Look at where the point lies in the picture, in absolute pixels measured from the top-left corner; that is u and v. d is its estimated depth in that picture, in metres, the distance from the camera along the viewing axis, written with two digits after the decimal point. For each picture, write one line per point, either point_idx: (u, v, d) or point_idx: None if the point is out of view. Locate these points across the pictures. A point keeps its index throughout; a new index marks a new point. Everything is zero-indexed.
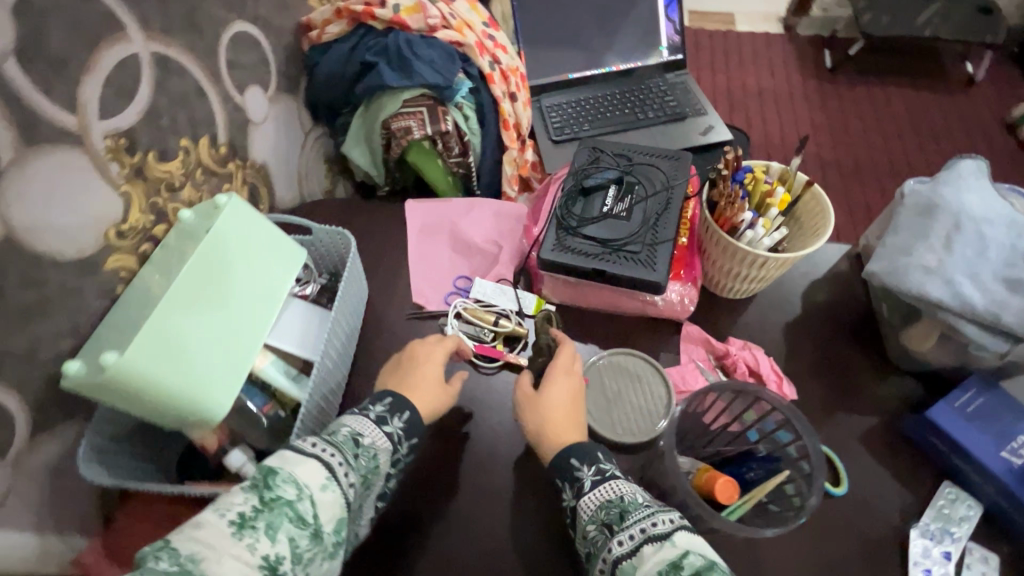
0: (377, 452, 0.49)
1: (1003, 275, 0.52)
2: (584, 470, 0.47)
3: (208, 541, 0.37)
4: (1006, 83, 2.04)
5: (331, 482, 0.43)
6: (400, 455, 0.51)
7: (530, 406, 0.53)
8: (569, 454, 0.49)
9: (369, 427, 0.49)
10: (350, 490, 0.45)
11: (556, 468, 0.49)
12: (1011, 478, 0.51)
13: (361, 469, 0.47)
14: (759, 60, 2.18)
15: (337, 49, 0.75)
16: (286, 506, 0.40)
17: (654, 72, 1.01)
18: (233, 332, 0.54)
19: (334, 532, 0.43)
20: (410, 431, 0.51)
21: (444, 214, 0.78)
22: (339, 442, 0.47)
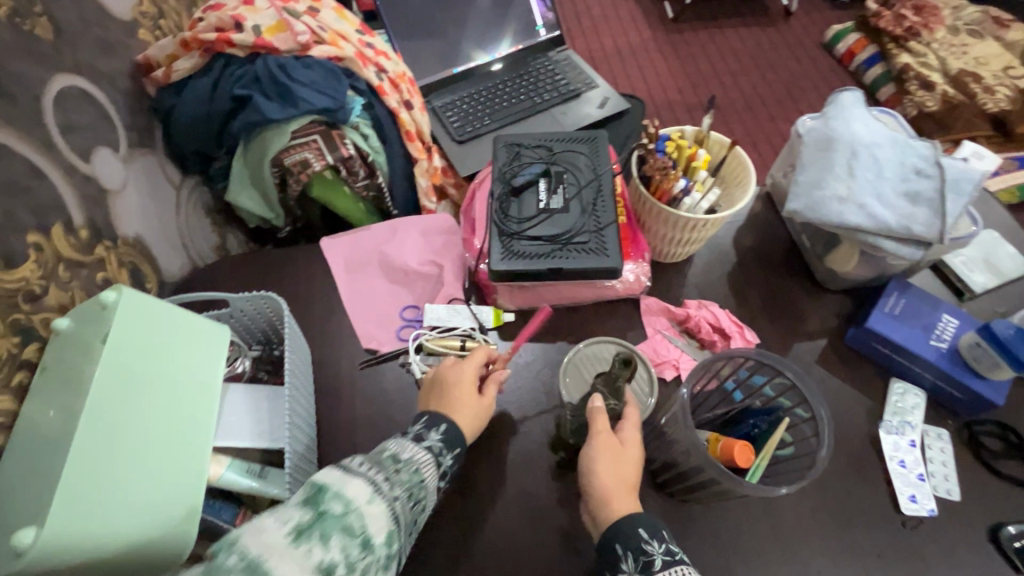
0: (421, 469, 0.46)
1: (902, 190, 0.58)
2: (652, 546, 0.44)
3: (269, 546, 0.35)
4: (814, 9, 2.32)
5: (377, 495, 0.41)
6: (447, 465, 0.50)
7: (613, 454, 0.49)
8: (636, 522, 0.45)
9: (409, 446, 0.48)
10: (399, 504, 0.43)
11: (619, 532, 0.45)
12: (944, 363, 0.58)
13: (409, 482, 0.45)
14: (610, 20, 2.28)
15: (196, 86, 0.65)
16: (337, 518, 0.38)
17: (536, 53, 1.00)
18: (177, 443, 0.46)
19: (386, 547, 0.40)
20: (450, 441, 0.50)
21: (369, 244, 0.72)
22: (382, 460, 0.45)
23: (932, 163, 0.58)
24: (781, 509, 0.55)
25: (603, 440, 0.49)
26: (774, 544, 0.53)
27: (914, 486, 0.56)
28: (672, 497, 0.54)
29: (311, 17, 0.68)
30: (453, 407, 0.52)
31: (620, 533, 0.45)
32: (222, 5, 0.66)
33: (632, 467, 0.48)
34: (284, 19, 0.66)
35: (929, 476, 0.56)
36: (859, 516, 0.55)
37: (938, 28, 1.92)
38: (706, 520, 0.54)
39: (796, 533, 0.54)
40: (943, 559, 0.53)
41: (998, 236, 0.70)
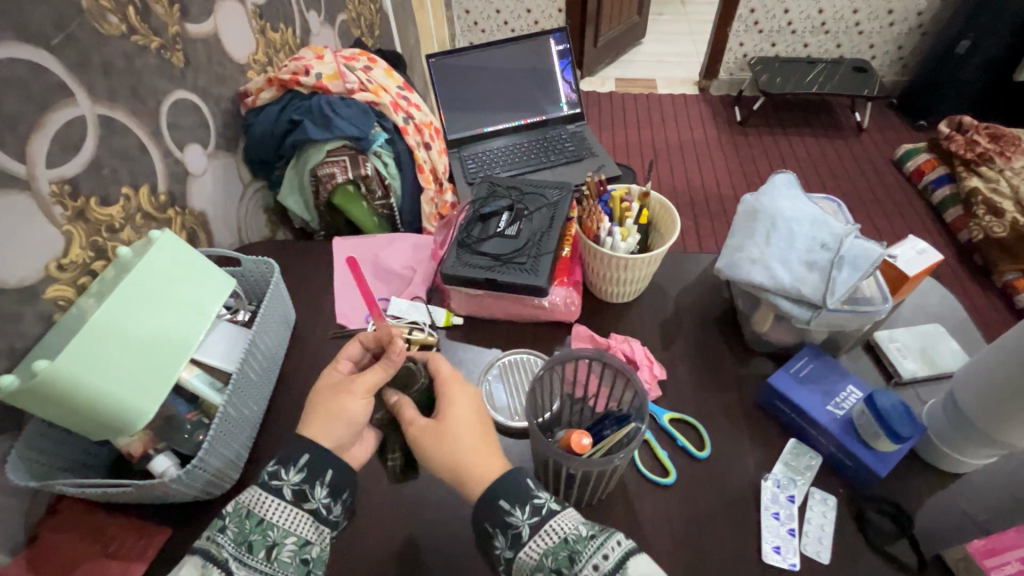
0: (258, 508, 0.50)
1: (806, 260, 0.63)
2: (518, 515, 0.48)
3: None
4: (889, 128, 2.34)
5: (207, 567, 0.47)
6: (291, 481, 0.51)
7: (436, 432, 0.53)
8: (500, 496, 0.49)
9: (252, 490, 0.51)
10: (234, 562, 0.48)
11: (484, 514, 0.49)
12: (834, 426, 0.60)
13: (244, 533, 0.49)
14: (678, 117, 2.47)
15: (268, 110, 0.87)
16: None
17: (556, 124, 1.18)
18: (166, 352, 0.61)
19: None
20: (312, 473, 0.52)
21: (368, 247, 0.87)
22: (221, 523, 0.50)
23: (839, 239, 0.64)
24: (642, 527, 0.58)
25: (423, 426, 0.54)
26: None
27: (781, 538, 0.57)
28: None
29: (363, 73, 0.90)
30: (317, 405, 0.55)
31: (486, 514, 0.49)
32: (301, 56, 0.90)
33: (471, 429, 0.53)
34: (340, 71, 0.87)
35: (800, 534, 0.57)
36: (720, 554, 0.56)
37: (1017, 157, 1.87)
38: None
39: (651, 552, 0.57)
40: None
41: (942, 330, 0.71)
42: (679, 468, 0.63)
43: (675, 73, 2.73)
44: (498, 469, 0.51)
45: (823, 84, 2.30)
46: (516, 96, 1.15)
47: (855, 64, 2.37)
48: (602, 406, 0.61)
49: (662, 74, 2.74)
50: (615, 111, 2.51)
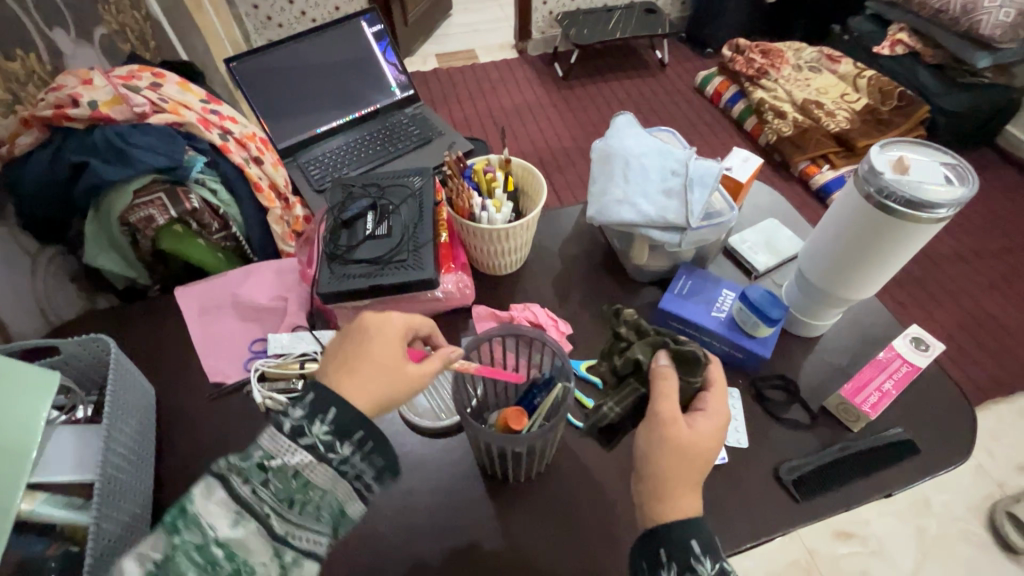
0: (305, 469, 0.44)
1: (663, 189, 0.68)
2: (706, 567, 0.45)
3: None
4: (685, 59, 2.63)
5: (243, 517, 0.42)
6: (319, 434, 0.44)
7: (675, 447, 0.48)
8: (692, 535, 0.46)
9: (286, 444, 0.43)
10: (275, 518, 0.42)
11: (672, 540, 0.46)
12: (722, 328, 0.67)
13: (288, 489, 0.43)
14: (506, 82, 2.52)
15: (37, 158, 0.70)
16: (193, 550, 0.40)
17: (392, 110, 1.11)
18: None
19: (272, 559, 0.41)
20: (341, 429, 0.45)
21: (220, 289, 0.76)
22: (241, 460, 0.43)
23: (684, 164, 0.70)
24: (591, 474, 0.61)
25: (672, 428, 0.49)
26: (584, 504, 0.59)
27: None
28: (503, 478, 0.60)
29: (152, 91, 0.76)
30: (359, 365, 0.48)
31: (668, 542, 0.46)
32: (61, 84, 0.72)
33: (703, 458, 0.49)
34: (120, 93, 0.72)
35: None
36: None
37: (784, 67, 2.22)
38: (521, 498, 0.59)
39: (606, 493, 0.59)
40: (735, 499, 0.59)
41: (777, 222, 0.82)
42: None
43: (493, 39, 2.77)
44: (692, 510, 0.48)
45: (624, 28, 2.49)
46: (343, 85, 1.07)
47: (646, 7, 2.60)
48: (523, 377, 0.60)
49: (480, 43, 2.75)
50: (445, 87, 2.48)
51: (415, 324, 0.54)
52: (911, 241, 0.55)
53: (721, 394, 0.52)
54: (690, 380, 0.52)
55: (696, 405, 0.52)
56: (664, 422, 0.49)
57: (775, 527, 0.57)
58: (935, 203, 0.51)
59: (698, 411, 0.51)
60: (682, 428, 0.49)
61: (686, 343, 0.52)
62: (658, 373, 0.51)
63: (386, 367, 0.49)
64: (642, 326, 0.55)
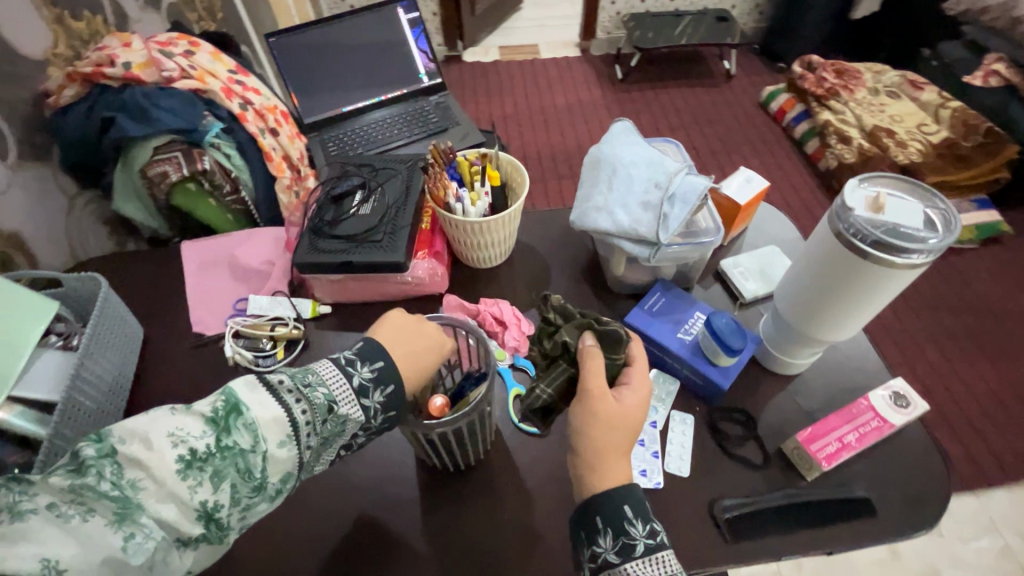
0: (350, 421, 0.49)
1: (645, 200, 0.66)
2: (637, 531, 0.48)
3: (156, 475, 0.39)
4: (754, 72, 2.51)
5: (290, 442, 0.45)
6: (375, 402, 0.50)
7: (604, 420, 0.53)
8: (625, 501, 0.49)
9: (347, 394, 0.49)
10: (309, 453, 0.46)
11: (605, 508, 0.49)
12: (685, 351, 0.65)
13: (328, 433, 0.48)
14: (563, 79, 2.50)
15: (76, 110, 0.77)
16: (238, 456, 0.42)
17: (418, 97, 1.14)
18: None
19: (281, 485, 0.45)
20: (391, 404, 0.51)
21: (221, 248, 0.82)
22: (306, 389, 0.47)
23: (672, 177, 0.67)
24: (521, 476, 0.61)
25: (601, 403, 0.53)
26: (507, 503, 0.59)
27: (647, 462, 0.61)
28: (434, 466, 0.61)
29: (184, 58, 0.82)
30: (417, 349, 0.53)
31: (601, 509, 0.49)
32: (106, 46, 0.80)
33: (632, 430, 0.53)
34: (152, 57, 0.79)
35: (664, 454, 0.61)
36: None
37: (858, 90, 2.07)
38: (447, 486, 0.60)
39: (530, 497, 0.59)
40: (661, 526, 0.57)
41: (778, 251, 0.78)
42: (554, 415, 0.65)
43: (557, 36, 2.76)
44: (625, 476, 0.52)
45: (691, 35, 2.40)
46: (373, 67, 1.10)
47: (718, 15, 2.50)
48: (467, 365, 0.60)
49: (544, 38, 2.75)
50: (501, 79, 2.49)
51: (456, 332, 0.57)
52: (886, 287, 0.52)
53: (642, 365, 0.58)
54: (614, 356, 0.56)
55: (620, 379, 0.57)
56: (592, 398, 0.53)
57: (696, 564, 0.54)
58: (903, 247, 0.48)
59: (623, 385, 0.56)
60: (613, 404, 0.53)
61: (611, 324, 0.56)
62: (586, 353, 0.55)
63: (417, 365, 0.53)
64: (568, 310, 0.58)
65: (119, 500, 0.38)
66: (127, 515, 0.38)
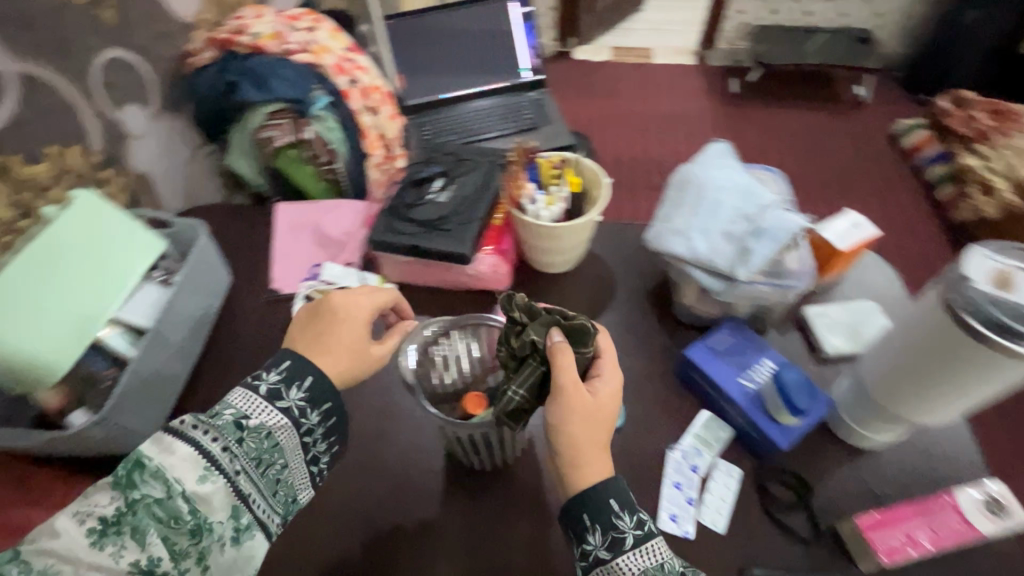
0: (275, 432, 0.52)
1: (729, 231, 0.62)
2: (624, 523, 0.48)
3: (70, 555, 0.42)
4: (892, 103, 2.26)
5: (211, 474, 0.47)
6: (294, 400, 0.53)
7: (581, 418, 0.51)
8: (609, 494, 0.49)
9: (260, 407, 0.52)
10: (245, 475, 0.49)
11: (591, 505, 0.49)
12: (744, 401, 0.60)
13: (258, 449, 0.50)
14: (672, 87, 2.40)
15: (208, 71, 0.86)
16: (154, 506, 0.45)
17: (519, 91, 1.14)
18: (43, 348, 0.58)
19: (229, 520, 0.48)
20: (313, 399, 0.54)
21: (311, 212, 0.87)
22: (210, 419, 0.50)
23: (761, 210, 0.62)
24: (543, 489, 0.60)
25: (573, 404, 0.51)
26: (523, 512, 0.59)
27: (680, 507, 0.57)
28: (461, 462, 0.62)
29: (305, 33, 0.88)
30: (324, 340, 0.56)
31: (588, 505, 0.49)
32: (241, 16, 0.87)
33: (603, 424, 0.52)
34: (279, 31, 0.85)
35: (699, 503, 0.58)
36: None
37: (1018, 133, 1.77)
38: (469, 482, 0.61)
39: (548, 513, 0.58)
40: None
41: (876, 307, 0.70)
42: None
43: (674, 41, 2.65)
44: (604, 470, 0.51)
45: (823, 54, 2.21)
46: (479, 58, 1.13)
47: (860, 34, 2.27)
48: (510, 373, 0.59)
49: (661, 42, 2.65)
50: (607, 80, 2.44)
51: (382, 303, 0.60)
52: (993, 373, 0.46)
53: (609, 357, 0.55)
54: (582, 350, 0.53)
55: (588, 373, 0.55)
56: (567, 399, 0.51)
57: None
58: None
59: (595, 377, 0.54)
60: (584, 403, 0.51)
61: (576, 315, 0.53)
62: (556, 350, 0.51)
63: (351, 349, 0.57)
64: (533, 305, 0.54)
65: None
66: None
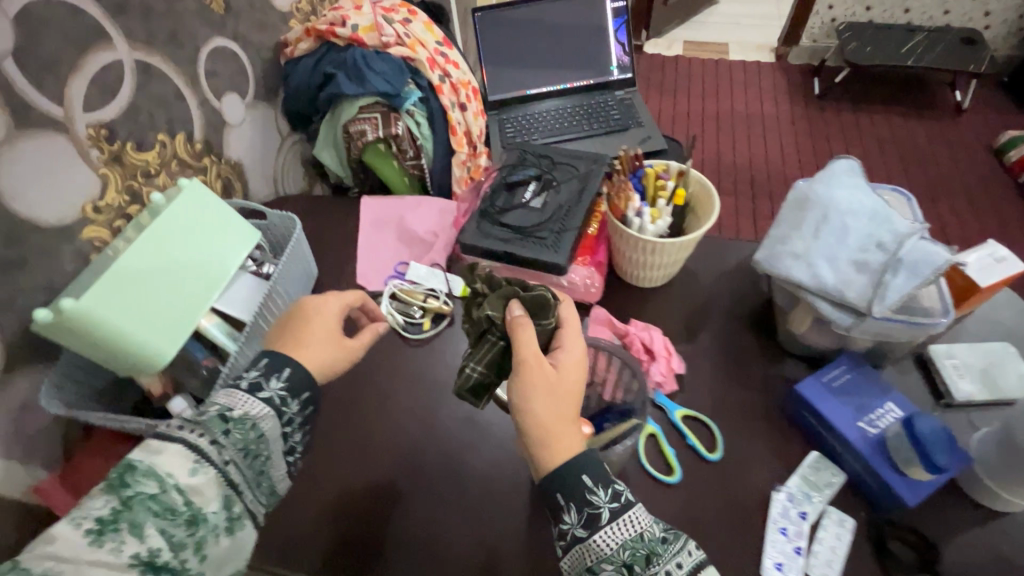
0: (262, 423, 0.49)
1: (857, 259, 0.56)
2: (600, 497, 0.46)
3: (66, 555, 0.37)
4: (994, 112, 2.08)
5: (202, 466, 0.44)
6: (275, 390, 0.51)
7: (543, 390, 0.49)
8: (582, 471, 0.47)
9: (243, 399, 0.49)
10: (234, 466, 0.46)
11: (564, 484, 0.46)
12: (863, 445, 0.55)
13: (246, 441, 0.47)
14: (748, 86, 2.28)
15: (305, 62, 0.85)
16: (149, 501, 0.41)
17: (605, 89, 1.10)
18: (183, 319, 0.63)
19: (221, 510, 0.45)
20: (294, 388, 0.51)
21: (394, 209, 0.87)
22: (194, 416, 0.47)
23: (901, 239, 0.56)
24: None
25: (531, 376, 0.49)
26: None
27: (786, 556, 0.53)
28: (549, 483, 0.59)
29: (401, 25, 0.86)
30: (306, 335, 0.55)
31: (561, 486, 0.46)
32: (341, 7, 0.86)
33: (571, 398, 0.49)
34: (376, 23, 0.84)
35: (808, 553, 0.53)
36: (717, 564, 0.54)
37: None
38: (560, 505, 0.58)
39: None
40: None
41: (1013, 350, 0.63)
42: (685, 466, 0.60)
43: (752, 37, 2.51)
44: (580, 445, 0.48)
45: (921, 56, 2.04)
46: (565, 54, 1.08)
47: (964, 35, 2.09)
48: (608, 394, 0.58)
49: (737, 37, 2.52)
50: (679, 76, 2.34)
51: (348, 304, 0.59)
52: None
53: (574, 329, 0.54)
54: (543, 322, 0.52)
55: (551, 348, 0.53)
56: (525, 372, 0.49)
57: None
58: None
59: (557, 349, 0.52)
60: (546, 376, 0.49)
61: (536, 287, 0.53)
62: (513, 323, 0.50)
63: (331, 338, 0.55)
64: (491, 278, 0.54)
65: None
66: None
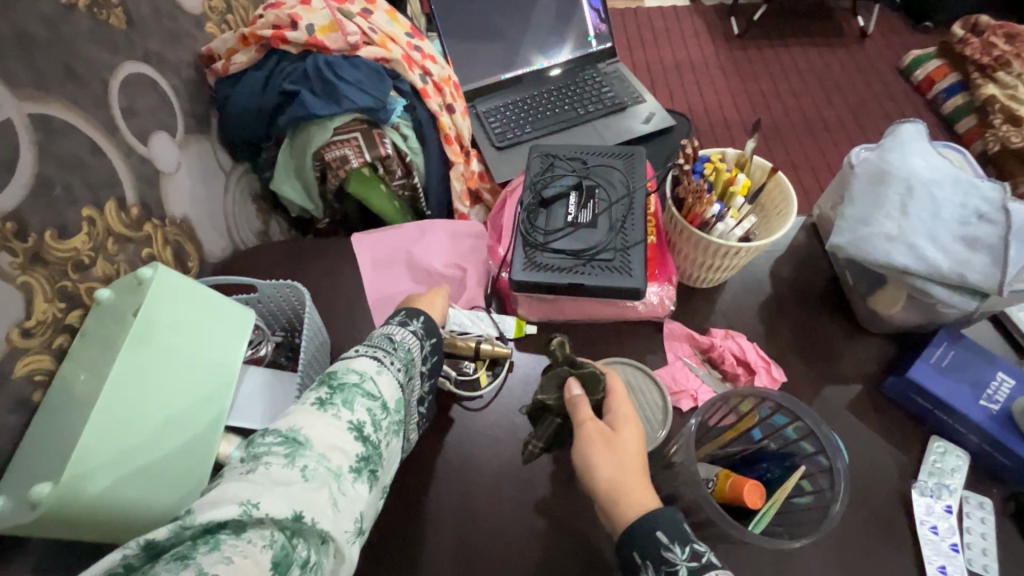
0: (412, 353, 0.49)
1: (960, 234, 0.55)
2: (676, 552, 0.39)
3: (303, 420, 0.39)
4: (893, 34, 2.19)
5: (384, 368, 0.45)
6: (415, 328, 0.51)
7: (599, 448, 0.46)
8: (656, 526, 0.41)
9: (397, 327, 0.50)
10: (403, 376, 0.47)
11: (636, 538, 0.41)
12: (992, 424, 0.54)
13: (408, 360, 0.48)
14: (672, 32, 2.24)
15: (251, 78, 0.68)
16: (354, 387, 0.42)
17: (585, 64, 1.01)
18: (203, 370, 0.50)
19: (396, 410, 0.45)
20: (430, 329, 0.52)
21: (398, 242, 0.73)
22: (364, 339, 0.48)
23: (998, 207, 0.55)
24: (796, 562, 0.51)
25: (586, 438, 0.46)
26: None
27: (946, 556, 0.51)
28: None
29: (364, 19, 0.71)
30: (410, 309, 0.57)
31: (636, 541, 0.41)
32: (282, 3, 0.70)
33: (635, 458, 0.45)
34: (336, 19, 0.69)
35: (964, 547, 0.51)
36: None
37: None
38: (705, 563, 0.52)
39: None
40: None
41: None
42: None
43: None
44: (650, 502, 0.43)
45: None
46: (534, 28, 0.96)
47: None
48: (744, 445, 0.49)
49: None
50: None
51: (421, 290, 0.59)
52: None
53: (624, 394, 0.50)
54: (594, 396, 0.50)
55: (604, 417, 0.49)
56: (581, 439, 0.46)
57: None
58: None
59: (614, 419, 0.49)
60: (604, 438, 0.46)
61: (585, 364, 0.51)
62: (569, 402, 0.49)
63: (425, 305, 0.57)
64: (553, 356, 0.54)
65: (287, 445, 0.37)
66: (296, 451, 0.37)
